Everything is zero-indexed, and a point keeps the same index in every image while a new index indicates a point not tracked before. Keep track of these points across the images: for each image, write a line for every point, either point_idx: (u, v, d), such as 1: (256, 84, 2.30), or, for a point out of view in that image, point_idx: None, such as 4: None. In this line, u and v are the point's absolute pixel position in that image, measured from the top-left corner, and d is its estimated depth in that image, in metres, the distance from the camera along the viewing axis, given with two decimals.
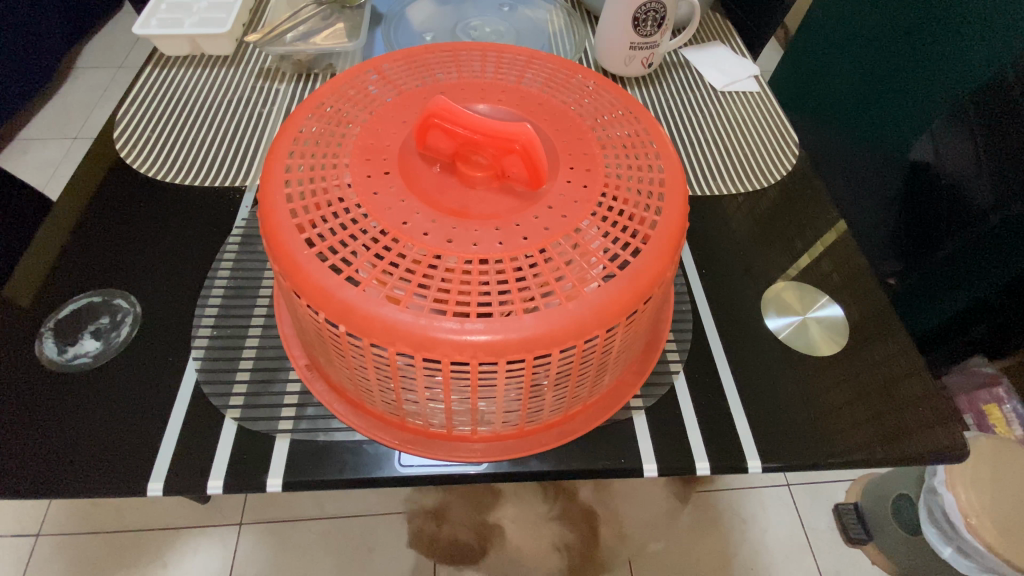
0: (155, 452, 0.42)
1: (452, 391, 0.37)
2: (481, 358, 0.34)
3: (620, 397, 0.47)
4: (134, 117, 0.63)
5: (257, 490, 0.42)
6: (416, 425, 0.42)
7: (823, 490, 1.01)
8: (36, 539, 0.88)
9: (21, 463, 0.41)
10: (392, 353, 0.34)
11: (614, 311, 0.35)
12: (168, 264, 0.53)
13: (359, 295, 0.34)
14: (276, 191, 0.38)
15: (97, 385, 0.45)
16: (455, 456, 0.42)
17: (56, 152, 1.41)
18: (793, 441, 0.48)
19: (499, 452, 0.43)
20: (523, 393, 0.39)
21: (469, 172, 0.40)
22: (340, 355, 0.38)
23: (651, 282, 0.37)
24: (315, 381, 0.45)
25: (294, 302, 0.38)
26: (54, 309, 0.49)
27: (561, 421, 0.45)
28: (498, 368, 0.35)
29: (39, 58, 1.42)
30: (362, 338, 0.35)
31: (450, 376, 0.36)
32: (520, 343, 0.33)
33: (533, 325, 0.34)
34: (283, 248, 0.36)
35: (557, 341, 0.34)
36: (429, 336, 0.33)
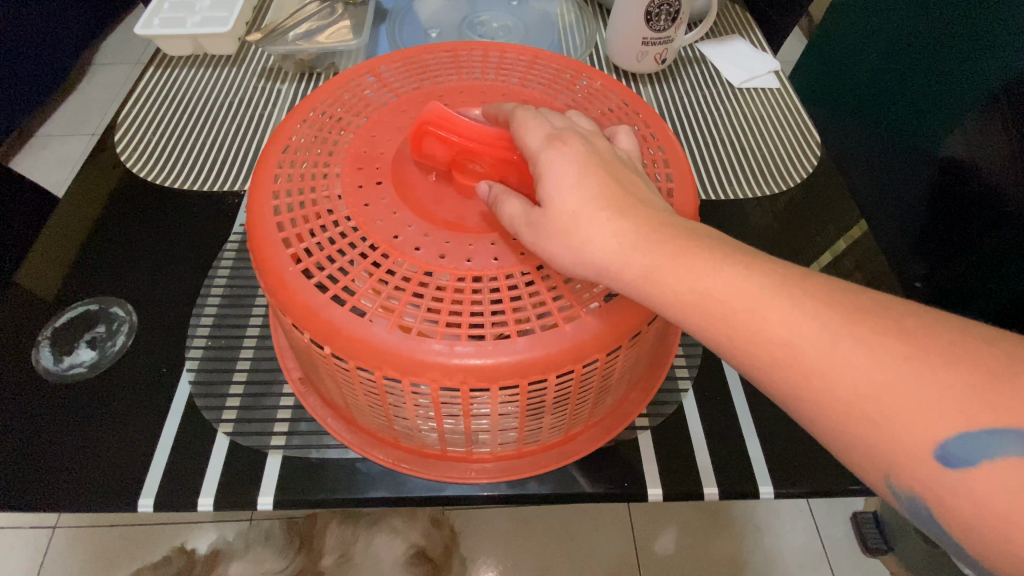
0: (147, 467, 0.42)
1: (445, 414, 0.36)
2: (473, 383, 0.32)
3: (625, 416, 0.45)
4: (134, 118, 0.63)
5: (249, 509, 0.41)
6: (413, 443, 0.41)
7: (841, 499, 0.99)
8: (53, 530, 0.89)
9: (15, 475, 0.41)
10: (378, 376, 0.33)
11: (616, 332, 0.33)
12: (164, 271, 0.52)
13: (345, 314, 0.32)
14: (263, 202, 0.37)
15: (91, 396, 0.45)
16: (451, 477, 0.41)
17: (75, 148, 1.42)
18: (810, 465, 0.45)
19: (500, 474, 0.42)
20: (520, 415, 0.37)
21: (467, 182, 0.38)
22: (329, 374, 0.37)
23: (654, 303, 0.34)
24: (310, 394, 0.44)
25: (280, 319, 0.36)
26: (52, 317, 0.49)
27: (561, 441, 0.43)
28: (491, 393, 0.33)
29: (58, 53, 1.43)
30: (346, 360, 0.33)
31: (442, 399, 0.34)
32: (513, 368, 0.32)
33: (528, 350, 0.32)
34: (268, 262, 0.34)
35: (554, 366, 0.32)
36: (416, 361, 0.31)
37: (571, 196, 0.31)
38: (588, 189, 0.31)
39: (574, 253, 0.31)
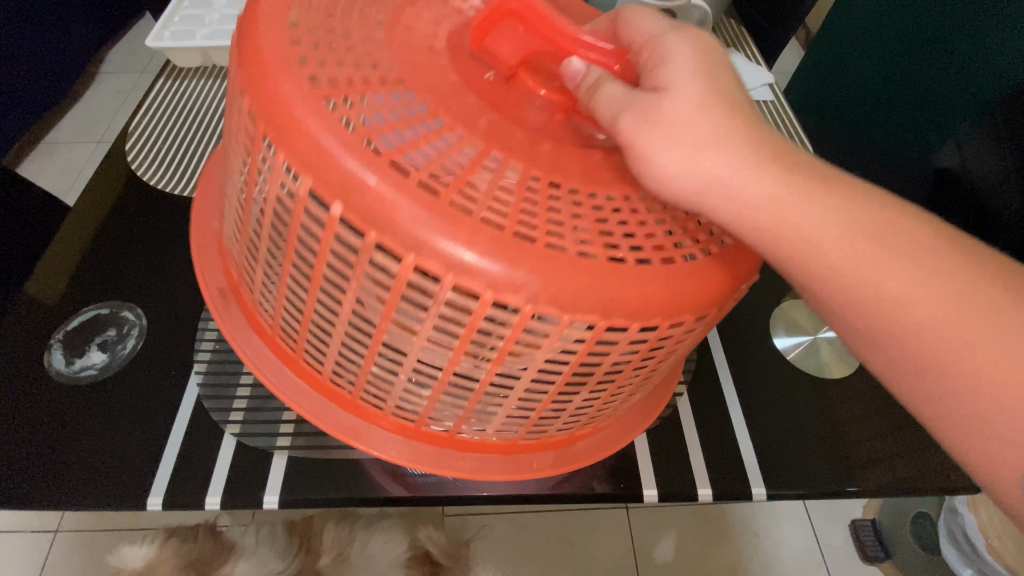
0: (156, 467, 0.43)
1: (451, 358, 0.32)
2: (522, 296, 0.29)
3: (631, 432, 0.45)
4: (144, 127, 0.64)
5: (255, 507, 0.43)
6: (337, 387, 0.38)
7: (841, 506, 0.98)
8: (54, 535, 0.89)
9: (28, 473, 0.43)
10: (412, 259, 0.28)
11: (686, 308, 0.31)
12: (172, 277, 0.53)
13: (373, 164, 0.28)
14: (275, 26, 0.32)
15: (101, 398, 0.46)
16: (389, 453, 0.38)
17: (81, 156, 1.44)
18: (795, 468, 0.49)
19: (406, 439, 0.39)
20: (525, 420, 0.38)
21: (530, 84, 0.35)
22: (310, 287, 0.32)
23: (736, 283, 0.33)
24: (227, 314, 0.41)
25: (275, 164, 0.30)
26: (64, 320, 0.51)
27: (555, 443, 0.42)
28: (558, 325, 0.30)
29: (65, 62, 1.45)
30: (369, 229, 0.28)
31: (467, 339, 0.31)
32: (586, 291, 0.29)
33: (607, 275, 0.29)
34: (278, 90, 0.30)
35: (630, 311, 0.30)
36: (479, 251, 0.28)
37: (702, 97, 0.31)
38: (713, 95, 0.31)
39: (693, 143, 0.31)
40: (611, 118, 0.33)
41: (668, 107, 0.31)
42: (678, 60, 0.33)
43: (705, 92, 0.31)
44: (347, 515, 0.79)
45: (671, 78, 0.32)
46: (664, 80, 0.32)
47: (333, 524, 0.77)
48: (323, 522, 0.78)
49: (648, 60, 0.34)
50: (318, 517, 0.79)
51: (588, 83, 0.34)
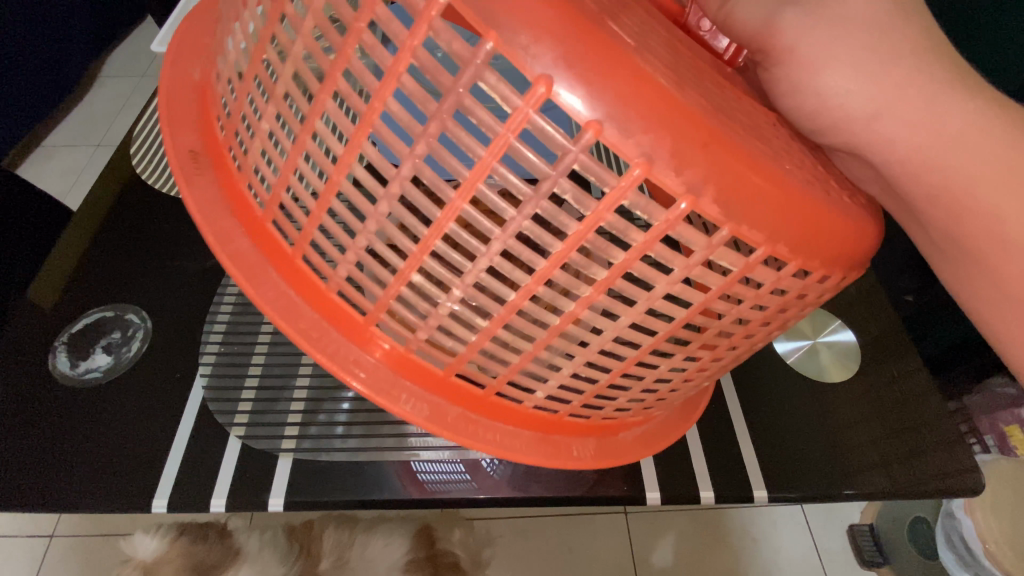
0: (160, 469, 0.44)
1: (542, 268, 0.26)
2: (659, 164, 0.23)
3: (660, 440, 0.43)
4: (148, 131, 0.65)
5: (259, 509, 0.43)
6: (320, 291, 0.34)
7: (838, 511, 0.99)
8: (49, 540, 0.88)
9: (31, 475, 0.43)
10: (543, 89, 0.21)
11: (806, 242, 0.28)
12: (177, 281, 0.54)
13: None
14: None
15: (105, 400, 0.46)
16: (403, 410, 0.34)
17: (80, 159, 1.45)
18: (793, 471, 0.49)
19: (396, 374, 0.34)
20: (581, 394, 0.36)
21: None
22: (348, 150, 0.26)
23: (853, 252, 0.30)
24: (198, 183, 0.35)
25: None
26: (69, 323, 0.51)
27: (596, 429, 0.40)
28: (681, 213, 0.24)
29: (66, 66, 1.46)
30: (488, 31, 0.21)
31: (581, 236, 0.25)
32: (734, 188, 0.24)
33: (758, 170, 0.25)
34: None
35: (759, 223, 0.26)
36: (621, 97, 0.22)
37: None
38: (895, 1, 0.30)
39: (884, 46, 0.29)
40: (771, 13, 0.30)
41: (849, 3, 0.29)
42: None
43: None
44: (346, 521, 0.79)
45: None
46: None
47: (333, 529, 0.77)
48: (323, 526, 0.78)
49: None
50: (318, 523, 0.79)
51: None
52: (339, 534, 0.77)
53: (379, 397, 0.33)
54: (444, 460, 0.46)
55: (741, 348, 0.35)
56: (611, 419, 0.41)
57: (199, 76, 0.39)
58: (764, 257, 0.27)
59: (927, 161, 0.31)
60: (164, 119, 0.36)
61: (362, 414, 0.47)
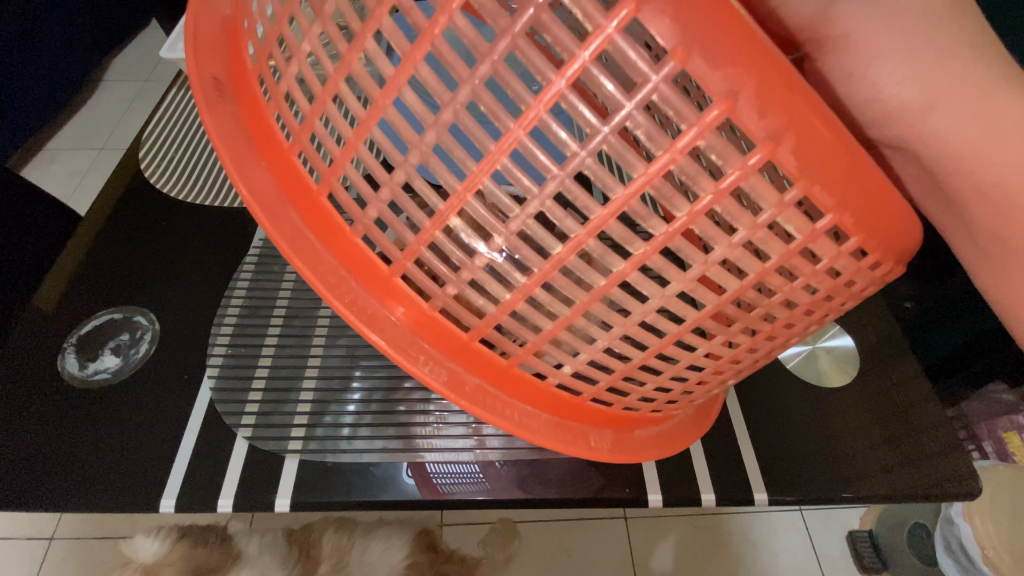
0: (168, 470, 0.44)
1: (599, 217, 0.27)
2: (742, 105, 0.23)
3: (673, 445, 0.43)
4: (157, 135, 0.65)
5: (265, 510, 0.44)
6: (346, 240, 0.35)
7: (836, 516, 0.99)
8: (49, 541, 0.88)
9: (40, 475, 0.43)
10: (628, 11, 0.21)
11: (871, 211, 0.28)
12: (186, 284, 0.54)
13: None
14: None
15: (114, 400, 0.47)
16: (419, 373, 0.34)
17: (83, 162, 1.45)
18: (792, 475, 0.50)
19: (412, 332, 0.36)
20: (607, 375, 0.37)
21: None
22: (400, 71, 0.26)
23: (913, 235, 0.30)
24: (218, 111, 0.35)
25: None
26: (77, 325, 0.52)
27: (614, 422, 0.41)
28: (756, 161, 0.25)
29: (68, 70, 1.47)
30: None
31: (647, 179, 0.25)
32: (809, 147, 0.24)
33: (834, 128, 0.24)
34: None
35: (832, 186, 0.26)
36: (711, 27, 0.21)
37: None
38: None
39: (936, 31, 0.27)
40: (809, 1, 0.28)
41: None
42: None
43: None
44: (346, 524, 0.79)
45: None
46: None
47: (333, 532, 0.77)
48: (322, 531, 0.78)
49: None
50: (317, 528, 0.79)
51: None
52: (340, 536, 0.77)
53: (397, 356, 0.34)
54: (448, 463, 0.46)
55: (780, 338, 0.36)
56: (630, 414, 0.42)
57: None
58: (830, 226, 0.28)
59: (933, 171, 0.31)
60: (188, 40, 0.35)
61: (367, 416, 0.47)
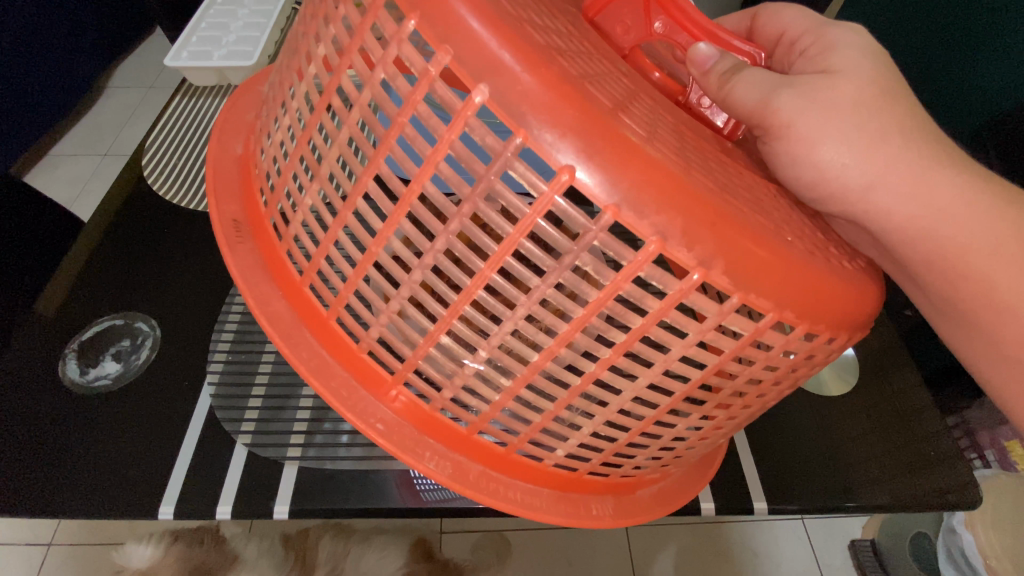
0: (167, 477, 0.44)
1: (565, 331, 0.29)
2: (672, 242, 0.26)
3: (675, 502, 0.43)
4: (161, 143, 0.66)
5: (264, 517, 0.44)
6: (351, 350, 0.36)
7: (838, 525, 1.00)
8: (47, 549, 0.88)
9: (40, 481, 0.44)
10: (568, 178, 0.25)
11: (809, 310, 0.30)
12: (188, 290, 0.55)
13: (530, 59, 0.25)
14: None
15: (115, 407, 0.47)
16: (421, 466, 0.35)
17: (86, 168, 1.46)
18: (794, 484, 0.50)
19: (417, 432, 0.36)
20: (600, 453, 0.38)
21: (642, 60, 0.40)
22: (388, 225, 0.29)
23: (854, 318, 0.33)
24: (239, 250, 0.38)
25: (402, 46, 0.26)
26: (79, 331, 0.52)
27: (614, 487, 0.41)
28: (690, 286, 0.27)
29: (73, 76, 1.48)
30: (518, 128, 0.25)
31: (618, 285, 0.27)
32: (736, 265, 0.27)
33: (759, 245, 0.27)
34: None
35: (766, 291, 0.28)
36: (637, 185, 0.25)
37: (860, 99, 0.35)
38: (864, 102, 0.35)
39: (848, 131, 0.35)
40: (763, 94, 0.35)
41: (837, 87, 0.35)
42: (848, 48, 0.38)
43: (878, 76, 0.36)
44: (343, 531, 0.79)
45: (842, 61, 0.37)
46: (833, 63, 0.37)
47: (330, 538, 0.77)
48: (319, 537, 0.78)
49: (811, 47, 0.40)
50: (314, 534, 0.78)
51: (721, 69, 0.36)
52: (337, 543, 0.76)
53: (403, 456, 0.35)
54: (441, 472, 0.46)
55: (771, 394, 0.36)
56: (628, 477, 0.42)
57: (241, 150, 0.42)
58: (773, 322, 0.30)
59: None
60: (212, 193, 0.40)
61: None
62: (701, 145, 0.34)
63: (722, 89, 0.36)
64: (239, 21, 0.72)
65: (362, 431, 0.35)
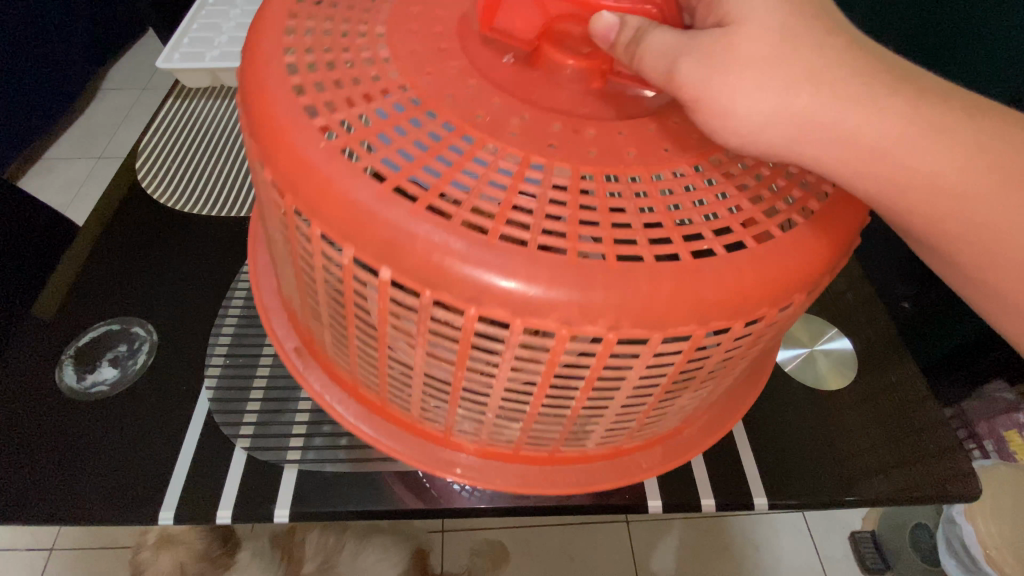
0: (167, 482, 0.44)
1: (539, 384, 0.32)
2: (578, 325, 0.29)
3: (714, 432, 0.45)
4: (155, 146, 0.65)
5: (265, 520, 0.44)
6: (404, 417, 0.41)
7: (838, 518, 1.00)
8: (49, 553, 0.88)
9: (38, 489, 0.43)
10: (474, 310, 0.28)
11: (736, 302, 0.30)
12: (183, 294, 0.54)
13: (412, 213, 0.28)
14: (269, 74, 0.33)
15: (113, 412, 0.47)
16: (493, 487, 0.40)
17: (81, 171, 1.46)
18: (792, 478, 0.50)
19: (489, 461, 0.41)
20: (629, 429, 0.39)
21: (549, 54, 0.37)
22: (381, 343, 0.33)
23: (808, 271, 0.31)
24: (309, 376, 0.44)
25: (320, 245, 0.31)
26: (75, 336, 0.51)
27: (658, 440, 0.44)
28: (606, 343, 0.29)
29: (66, 79, 1.47)
30: (424, 288, 0.29)
31: (557, 352, 0.30)
32: (644, 311, 0.29)
33: (654, 279, 0.29)
34: (296, 154, 0.30)
35: (684, 316, 0.29)
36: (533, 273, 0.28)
37: (767, 57, 0.32)
38: (778, 63, 0.32)
39: (772, 81, 0.32)
40: (670, 66, 0.34)
41: (735, 47, 0.32)
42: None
43: (786, 20, 0.32)
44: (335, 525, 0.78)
45: (739, 13, 0.33)
46: (729, 16, 0.34)
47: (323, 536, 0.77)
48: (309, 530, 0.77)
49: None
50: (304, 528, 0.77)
51: (625, 41, 0.35)
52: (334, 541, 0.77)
53: (478, 482, 0.40)
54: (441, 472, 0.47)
55: (767, 338, 0.35)
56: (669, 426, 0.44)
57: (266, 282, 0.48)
58: (700, 335, 0.30)
59: (911, 185, 0.32)
60: (269, 331, 0.45)
61: None
62: (630, 151, 0.33)
63: (632, 59, 0.35)
64: (231, 21, 0.71)
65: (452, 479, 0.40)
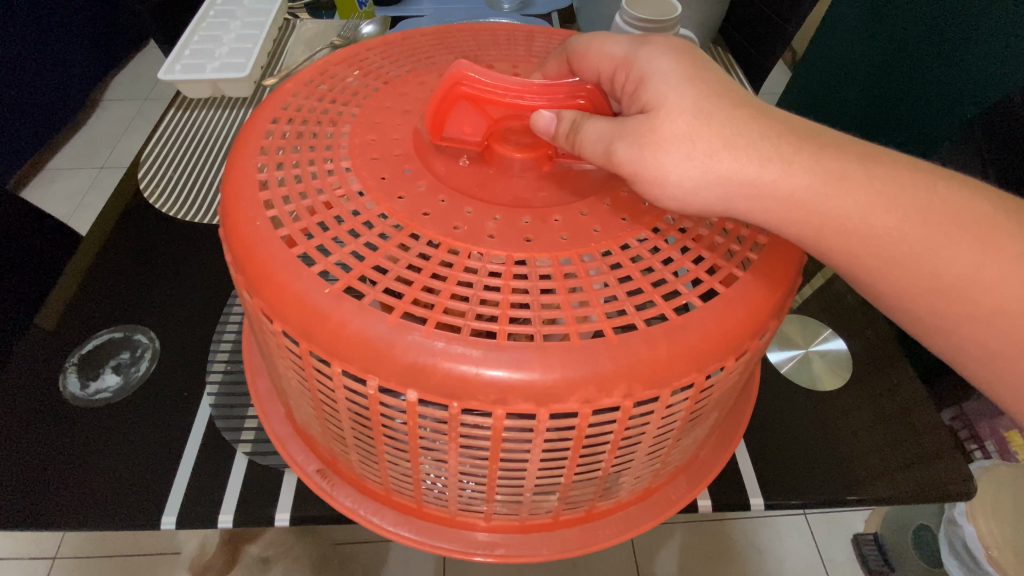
0: (170, 487, 0.45)
1: (570, 455, 0.32)
2: (594, 401, 0.29)
3: (725, 447, 0.46)
4: (156, 156, 0.66)
5: (266, 525, 0.44)
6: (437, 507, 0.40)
7: (841, 521, 1.00)
8: (52, 562, 0.88)
9: (43, 495, 0.44)
10: (502, 412, 0.29)
11: (729, 342, 0.31)
12: (184, 303, 0.55)
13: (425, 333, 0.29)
14: (256, 235, 0.33)
15: (117, 419, 0.48)
16: (540, 555, 0.40)
17: (83, 181, 1.47)
18: (789, 477, 0.50)
19: (530, 533, 0.41)
20: (655, 470, 0.39)
21: (501, 149, 0.39)
22: (413, 454, 0.34)
23: (773, 296, 0.33)
24: (340, 493, 0.42)
25: (343, 381, 0.31)
26: (78, 344, 0.52)
27: (684, 468, 0.45)
28: (624, 407, 0.30)
29: (68, 91, 1.48)
30: (452, 402, 0.29)
31: (583, 426, 0.30)
32: (650, 368, 0.29)
33: (650, 341, 0.30)
34: (304, 302, 0.31)
35: (680, 366, 0.30)
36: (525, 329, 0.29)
37: (688, 143, 0.33)
38: (695, 142, 0.33)
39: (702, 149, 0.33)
40: (606, 150, 0.35)
41: (658, 127, 0.34)
42: (661, 74, 0.35)
43: (698, 97, 0.33)
44: None
45: (654, 95, 0.35)
46: (646, 101, 0.35)
47: None
48: None
49: (628, 84, 0.37)
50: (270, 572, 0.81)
51: (564, 132, 0.37)
52: None
53: (526, 558, 0.40)
54: None
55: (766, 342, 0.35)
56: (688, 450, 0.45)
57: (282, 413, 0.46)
58: (699, 381, 0.31)
59: (894, 193, 0.33)
60: (288, 456, 0.44)
61: None
62: (593, 229, 0.35)
63: (574, 147, 0.36)
64: (232, 34, 0.73)
65: (495, 561, 0.39)
